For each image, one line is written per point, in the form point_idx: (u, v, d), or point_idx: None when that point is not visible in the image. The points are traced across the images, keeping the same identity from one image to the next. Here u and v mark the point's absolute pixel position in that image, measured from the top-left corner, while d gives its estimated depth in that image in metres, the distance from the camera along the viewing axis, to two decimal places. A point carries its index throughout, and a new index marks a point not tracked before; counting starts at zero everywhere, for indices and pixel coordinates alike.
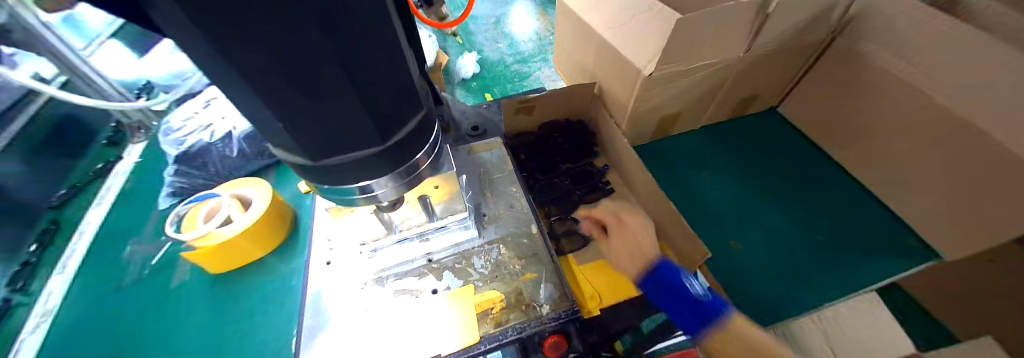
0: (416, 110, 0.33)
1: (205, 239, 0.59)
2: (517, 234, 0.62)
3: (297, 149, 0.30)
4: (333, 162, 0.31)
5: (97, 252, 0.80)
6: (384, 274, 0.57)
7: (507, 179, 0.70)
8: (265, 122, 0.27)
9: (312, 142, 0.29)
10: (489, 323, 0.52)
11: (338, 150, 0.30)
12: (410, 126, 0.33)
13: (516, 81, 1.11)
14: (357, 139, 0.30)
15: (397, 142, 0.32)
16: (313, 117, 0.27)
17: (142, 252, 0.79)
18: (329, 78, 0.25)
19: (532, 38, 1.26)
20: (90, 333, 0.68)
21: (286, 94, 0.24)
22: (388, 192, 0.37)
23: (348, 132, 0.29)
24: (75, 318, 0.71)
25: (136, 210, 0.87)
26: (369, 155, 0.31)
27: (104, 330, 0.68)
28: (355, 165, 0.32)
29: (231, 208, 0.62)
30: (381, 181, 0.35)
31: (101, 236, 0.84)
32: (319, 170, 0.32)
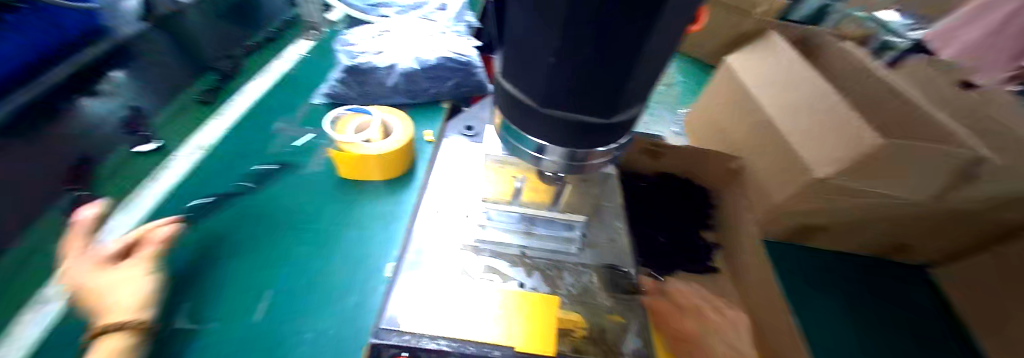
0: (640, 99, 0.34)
1: (348, 146, 0.64)
2: (612, 271, 0.60)
3: (538, 88, 0.31)
4: (551, 110, 0.32)
5: (255, 107, 0.83)
6: (481, 247, 0.59)
7: (615, 212, 0.68)
8: (534, 53, 0.28)
9: (561, 91, 0.30)
10: (567, 343, 0.50)
11: (570, 104, 0.31)
12: (630, 112, 0.33)
13: None
14: (596, 108, 0.30)
15: (617, 123, 0.33)
16: (581, 68, 0.27)
17: (291, 133, 0.79)
18: (621, 55, 0.25)
19: None
20: (249, 162, 0.72)
21: (578, 29, 0.24)
22: (556, 162, 0.38)
23: (590, 95, 0.29)
24: (234, 139, 0.76)
25: (298, 92, 0.88)
26: (589, 121, 0.32)
27: (272, 171, 0.71)
28: (568, 124, 0.32)
29: (374, 131, 0.67)
30: (557, 151, 0.37)
31: (256, 106, 0.84)
32: (536, 113, 0.33)
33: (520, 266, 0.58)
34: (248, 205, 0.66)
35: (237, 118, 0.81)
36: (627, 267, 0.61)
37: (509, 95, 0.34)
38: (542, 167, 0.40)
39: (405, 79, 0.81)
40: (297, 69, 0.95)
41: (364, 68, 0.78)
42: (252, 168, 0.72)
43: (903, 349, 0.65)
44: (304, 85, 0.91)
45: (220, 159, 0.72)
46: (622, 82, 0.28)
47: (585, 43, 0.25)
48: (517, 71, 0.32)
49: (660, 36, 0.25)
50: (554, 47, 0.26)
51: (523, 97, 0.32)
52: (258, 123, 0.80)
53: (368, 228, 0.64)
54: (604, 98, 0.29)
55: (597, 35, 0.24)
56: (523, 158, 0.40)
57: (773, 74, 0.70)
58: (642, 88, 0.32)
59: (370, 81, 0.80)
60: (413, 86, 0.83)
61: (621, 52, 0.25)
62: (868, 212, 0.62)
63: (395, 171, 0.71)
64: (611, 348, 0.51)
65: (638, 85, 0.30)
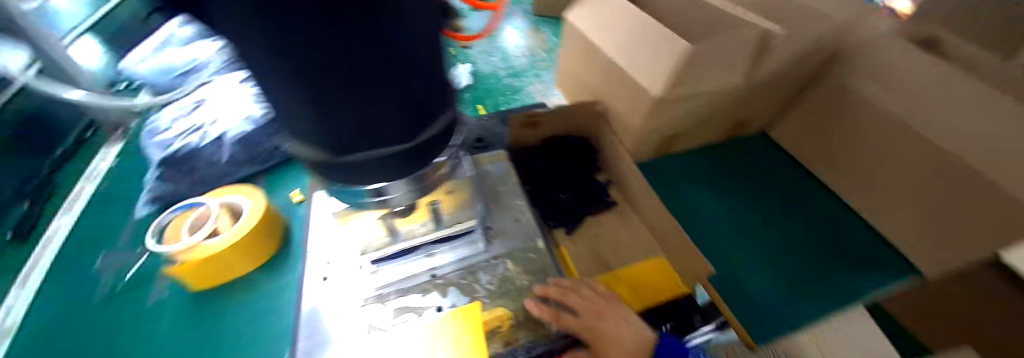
0: (444, 108, 0.33)
1: (188, 251, 0.56)
2: (523, 250, 0.61)
3: (320, 141, 0.28)
4: (352, 157, 0.30)
5: (74, 253, 0.70)
6: (385, 290, 0.55)
7: (511, 194, 0.68)
8: (293, 108, 0.26)
9: (345, 137, 0.28)
10: (498, 341, 0.51)
11: (364, 143, 0.29)
12: (436, 127, 0.32)
13: (509, 95, 1.18)
14: (388, 138, 0.29)
15: (425, 142, 0.32)
16: (342, 107, 0.25)
17: (120, 261, 0.68)
18: (368, 78, 0.24)
19: (524, 53, 1.34)
20: (84, 321, 0.61)
21: (308, 74, 0.23)
22: (400, 196, 0.38)
23: (375, 129, 0.28)
24: (54, 305, 0.64)
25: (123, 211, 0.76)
26: (394, 152, 0.30)
27: (118, 316, 0.61)
28: (375, 163, 0.30)
29: (217, 220, 0.59)
30: (395, 185, 0.36)
31: (62, 252, 0.71)
32: (336, 165, 0.30)
33: (433, 290, 0.56)
34: None
35: (51, 277, 0.67)
36: (535, 241, 0.62)
37: (305, 158, 0.31)
38: (390, 205, 0.39)
39: (243, 146, 0.72)
40: (117, 183, 0.81)
41: (185, 153, 0.68)
42: (87, 327, 0.61)
43: (773, 206, 0.76)
44: (125, 205, 0.78)
45: (44, 335, 0.60)
46: (398, 104, 0.27)
47: (327, 85, 0.24)
48: (300, 132, 0.29)
49: (398, 48, 0.24)
50: (295, 93, 0.24)
51: (315, 155, 0.30)
52: (78, 273, 0.67)
53: (252, 327, 0.58)
54: (392, 126, 0.28)
55: (331, 73, 0.23)
56: (365, 203, 0.39)
57: (598, 14, 0.74)
58: (434, 100, 0.31)
59: (200, 165, 0.70)
60: (257, 151, 0.74)
61: (367, 77, 0.24)
62: (711, 107, 0.70)
63: (268, 249, 0.64)
64: (539, 325, 0.53)
65: (424, 100, 0.30)
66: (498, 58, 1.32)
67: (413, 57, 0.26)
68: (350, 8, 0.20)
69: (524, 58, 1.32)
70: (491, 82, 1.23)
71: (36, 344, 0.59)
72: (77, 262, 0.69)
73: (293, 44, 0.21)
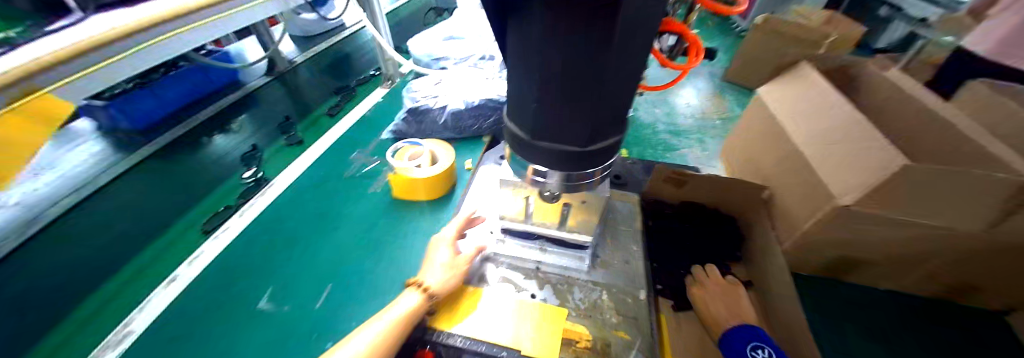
0: (615, 132, 0.41)
1: (402, 171, 0.77)
2: (624, 291, 0.62)
3: (528, 124, 0.39)
4: (540, 142, 0.40)
5: (339, 141, 1.03)
6: (499, 259, 0.66)
7: (631, 236, 0.71)
8: (522, 97, 0.38)
9: (548, 126, 0.38)
10: (569, 351, 0.55)
11: (553, 136, 0.38)
12: (604, 144, 0.40)
13: (660, 150, 1.17)
14: (574, 138, 0.38)
15: (599, 149, 0.40)
16: (556, 107, 0.36)
17: (362, 161, 0.96)
18: (586, 87, 0.33)
19: (694, 116, 1.31)
20: (329, 184, 0.89)
21: (550, 77, 0.34)
22: (555, 183, 0.46)
23: (568, 129, 0.37)
24: (319, 166, 0.95)
25: (371, 128, 1.08)
26: (569, 149, 0.39)
27: (346, 191, 0.87)
28: (556, 152, 0.40)
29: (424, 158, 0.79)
30: (556, 173, 0.44)
31: (340, 139, 1.03)
32: (530, 144, 0.41)
33: (534, 279, 0.64)
34: (324, 215, 0.81)
35: (323, 149, 1.00)
36: (639, 289, 0.62)
37: (511, 133, 0.43)
38: (545, 189, 0.48)
39: (453, 117, 0.94)
40: (371, 111, 1.15)
41: (421, 108, 0.94)
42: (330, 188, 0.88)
43: None
44: (375, 123, 1.10)
45: (309, 180, 0.90)
46: (590, 117, 0.36)
47: (556, 88, 0.34)
48: (515, 114, 0.41)
49: (609, 79, 0.33)
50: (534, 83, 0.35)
51: (519, 132, 0.41)
52: (337, 154, 0.98)
53: (414, 241, 0.75)
54: (582, 130, 0.37)
55: (563, 80, 0.33)
56: (527, 179, 0.48)
57: (802, 101, 0.69)
58: (612, 123, 0.39)
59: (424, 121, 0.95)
60: (459, 123, 0.96)
61: (583, 91, 0.34)
62: (920, 248, 0.58)
63: (438, 192, 0.82)
64: None
65: (607, 121, 0.38)
66: (664, 113, 1.33)
67: (614, 88, 0.35)
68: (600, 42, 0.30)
69: (691, 120, 1.29)
70: (647, 132, 1.25)
71: (306, 186, 0.88)
72: (338, 147, 1.01)
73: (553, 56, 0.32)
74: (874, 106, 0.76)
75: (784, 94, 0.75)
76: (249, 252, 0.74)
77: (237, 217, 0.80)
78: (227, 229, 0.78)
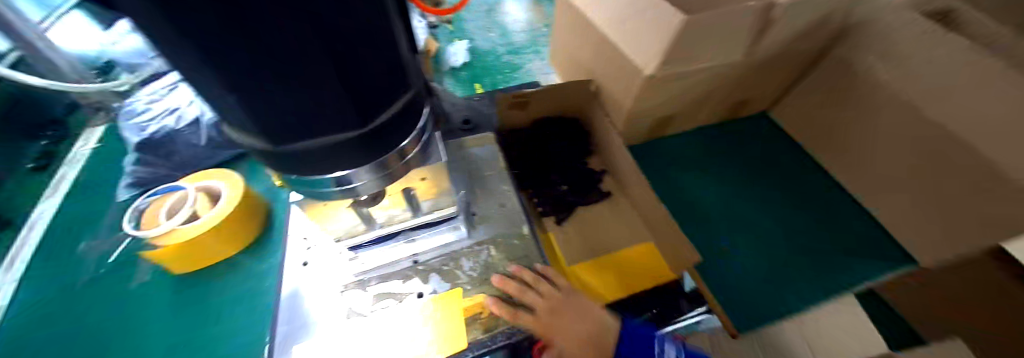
0: (401, 92, 0.31)
1: (170, 236, 0.55)
2: (507, 236, 0.60)
3: (258, 129, 0.26)
4: (295, 146, 0.28)
5: (57, 241, 0.73)
6: (367, 276, 0.54)
7: (498, 178, 0.67)
8: (220, 95, 0.24)
9: (286, 124, 0.26)
10: (477, 328, 0.50)
11: (308, 130, 0.27)
12: (389, 112, 0.30)
13: (508, 73, 1.14)
14: (338, 124, 0.27)
15: (382, 123, 0.30)
16: (281, 94, 0.24)
17: (101, 248, 0.70)
18: (304, 59, 0.22)
19: (526, 28, 1.29)
20: (70, 306, 0.64)
21: (231, 54, 0.21)
22: (369, 183, 0.35)
23: (320, 115, 0.26)
24: (37, 291, 0.66)
25: (100, 201, 0.78)
26: (347, 137, 0.29)
27: (101, 303, 0.63)
28: (327, 147, 0.29)
29: (195, 202, 0.58)
30: (361, 172, 0.33)
31: (58, 236, 0.73)
32: (284, 153, 0.29)
33: (413, 277, 0.55)
34: (79, 352, 0.58)
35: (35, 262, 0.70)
36: (522, 226, 0.61)
37: (253, 148, 0.29)
38: (358, 194, 0.36)
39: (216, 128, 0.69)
40: (96, 174, 0.83)
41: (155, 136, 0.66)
42: (72, 313, 0.63)
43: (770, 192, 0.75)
44: (104, 193, 0.80)
45: (29, 320, 0.63)
46: (345, 89, 0.25)
47: (253, 65, 0.21)
48: (233, 120, 0.27)
49: (337, 32, 0.23)
50: (217, 78, 0.22)
51: (258, 143, 0.28)
52: (62, 261, 0.70)
53: (231, 314, 0.60)
54: (343, 110, 0.27)
55: (257, 53, 0.21)
56: (335, 196, 0.36)
57: None
58: (389, 85, 0.29)
59: (173, 148, 0.68)
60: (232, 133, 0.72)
61: (300, 65, 0.23)
62: (708, 87, 0.68)
63: (246, 235, 0.63)
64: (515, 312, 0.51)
65: (376, 85, 0.28)
66: (498, 35, 1.27)
67: (354, 41, 0.24)
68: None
69: (524, 35, 1.27)
70: (491, 59, 1.19)
71: (26, 325, 0.63)
72: (57, 252, 0.71)
73: (193, 21, 0.19)
74: None
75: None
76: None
77: None
78: None
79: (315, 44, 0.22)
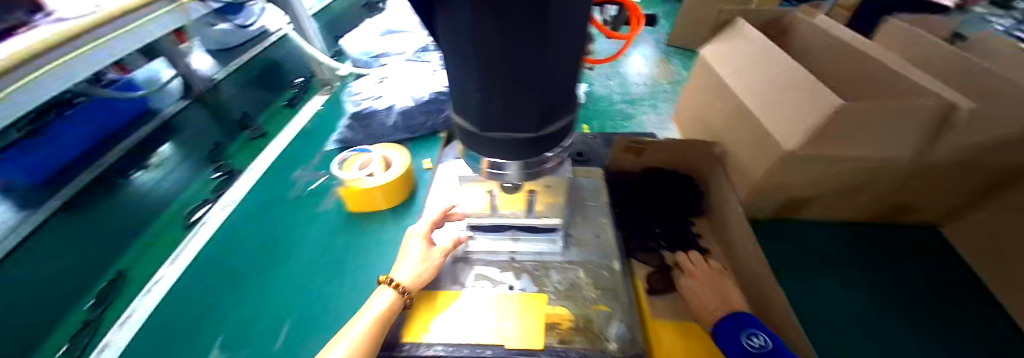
0: (568, 113, 0.39)
1: (355, 183, 0.72)
2: (598, 265, 0.63)
3: (473, 115, 0.36)
4: (492, 135, 0.37)
5: (277, 158, 0.95)
6: (474, 257, 0.64)
7: (601, 210, 0.71)
8: (464, 87, 0.35)
9: (493, 116, 0.36)
10: (553, 336, 0.54)
11: (505, 125, 0.36)
12: (556, 127, 0.38)
13: (618, 120, 1.19)
14: (525, 125, 0.36)
15: (550, 132, 0.38)
16: (502, 95, 0.33)
17: (307, 178, 0.90)
18: (530, 75, 0.31)
19: (647, 83, 1.34)
20: (274, 207, 0.83)
21: (494, 63, 0.30)
22: (516, 174, 0.44)
23: (516, 117, 0.35)
24: (259, 190, 0.88)
25: (312, 139, 1.01)
26: (523, 138, 0.37)
27: (295, 213, 0.81)
28: (509, 142, 0.37)
29: (376, 165, 0.75)
30: (515, 165, 0.43)
31: (279, 156, 0.96)
32: (481, 137, 0.38)
33: (511, 271, 0.63)
34: (272, 244, 0.76)
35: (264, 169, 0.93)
36: (613, 260, 0.63)
37: (459, 128, 0.40)
38: (505, 181, 0.46)
39: (402, 116, 0.89)
40: (312, 121, 1.08)
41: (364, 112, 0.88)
42: (276, 213, 0.82)
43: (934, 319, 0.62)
44: (316, 134, 1.03)
45: (248, 207, 0.84)
46: (539, 102, 0.34)
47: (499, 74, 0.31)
48: (460, 108, 0.38)
49: (555, 61, 0.32)
50: (472, 76, 0.32)
51: (468, 126, 0.38)
52: (278, 174, 0.92)
53: (377, 254, 0.72)
54: (532, 116, 0.35)
55: (505, 65, 0.30)
56: (486, 176, 0.47)
57: (741, 57, 0.72)
58: (562, 107, 0.38)
59: (370, 124, 0.89)
60: (411, 122, 0.91)
61: (525, 78, 0.31)
62: (858, 178, 0.62)
63: (398, 197, 0.78)
64: (597, 338, 0.53)
65: (557, 105, 0.36)
66: (616, 84, 1.34)
67: (559, 68, 0.33)
68: (536, 28, 0.28)
69: (644, 88, 1.32)
70: (605, 104, 1.26)
71: (248, 211, 0.83)
72: (275, 165, 0.94)
73: (481, 38, 0.29)
74: (807, 53, 0.80)
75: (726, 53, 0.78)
76: (194, 298, 0.69)
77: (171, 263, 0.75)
78: (162, 279, 0.72)
79: (541, 65, 0.31)
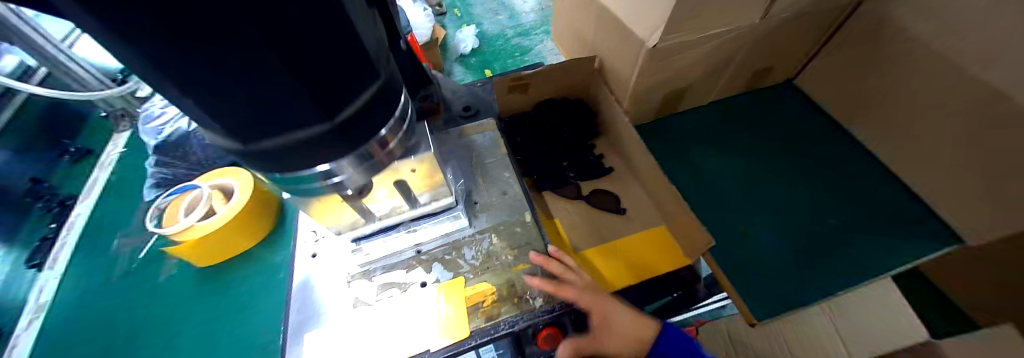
0: (370, 76, 0.28)
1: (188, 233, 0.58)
2: (509, 224, 0.58)
3: (218, 129, 0.24)
4: (260, 147, 0.26)
5: (82, 236, 0.81)
6: (373, 266, 0.55)
7: (499, 165, 0.66)
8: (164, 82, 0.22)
9: (244, 122, 0.24)
10: (479, 316, 0.49)
11: (273, 131, 0.25)
12: (358, 101, 0.27)
13: (518, 56, 1.11)
14: (299, 119, 0.24)
15: (353, 115, 0.27)
16: (219, 83, 0.21)
17: (132, 246, 0.77)
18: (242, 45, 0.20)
19: (535, 8, 1.25)
20: (98, 295, 0.71)
21: (150, 43, 0.18)
22: (353, 174, 0.34)
23: (278, 112, 0.24)
24: (70, 283, 0.74)
25: (127, 199, 0.86)
26: (313, 133, 0.26)
27: (128, 293, 0.71)
28: (294, 147, 0.26)
29: (211, 201, 0.61)
30: (343, 166, 0.32)
31: (84, 232, 0.81)
32: (254, 154, 0.27)
33: (418, 265, 0.55)
34: (111, 338, 0.66)
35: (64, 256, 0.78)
36: (524, 213, 0.59)
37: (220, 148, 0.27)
38: (346, 185, 0.36)
39: None
40: (119, 174, 0.90)
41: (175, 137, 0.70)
42: (108, 300, 0.71)
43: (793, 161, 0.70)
44: (129, 190, 0.88)
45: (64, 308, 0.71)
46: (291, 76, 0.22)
47: (187, 59, 0.19)
48: (199, 125, 0.25)
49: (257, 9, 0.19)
50: (155, 73, 0.20)
51: (224, 143, 0.26)
52: (91, 254, 0.78)
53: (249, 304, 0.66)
54: (301, 103, 0.24)
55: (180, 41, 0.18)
56: (322, 189, 0.36)
57: None
58: (353, 71, 0.26)
59: (189, 150, 0.72)
60: None
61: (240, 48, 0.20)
62: (722, 56, 0.62)
63: (260, 230, 0.66)
64: (521, 300, 0.50)
65: (344, 75, 0.25)
66: (506, 17, 1.24)
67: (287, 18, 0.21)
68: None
69: (535, 16, 1.23)
70: (502, 41, 1.17)
71: (71, 311, 0.70)
72: (82, 245, 0.79)
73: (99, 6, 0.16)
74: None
75: None
76: None
77: None
78: None
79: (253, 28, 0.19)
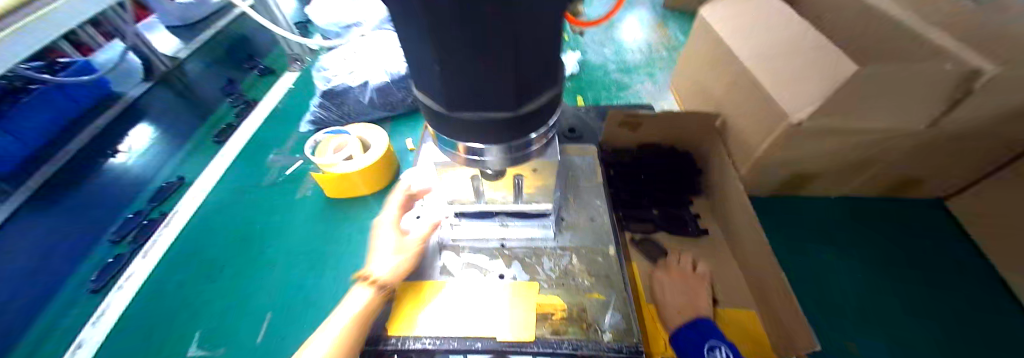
0: (549, 84, 0.34)
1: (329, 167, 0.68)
2: (592, 249, 0.60)
3: (439, 93, 0.31)
4: (465, 116, 0.33)
5: (249, 141, 0.92)
6: (461, 244, 0.61)
7: (594, 191, 0.67)
8: (423, 57, 0.29)
9: (461, 95, 0.31)
10: (546, 327, 0.51)
11: (475, 106, 0.31)
12: (540, 101, 0.33)
13: (616, 91, 1.13)
14: (498, 104, 0.31)
15: (531, 111, 0.33)
16: (466, 66, 0.28)
17: (282, 162, 0.86)
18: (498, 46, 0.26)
19: (646, 50, 1.27)
20: (245, 193, 0.80)
21: (447, 31, 0.25)
22: (496, 160, 0.39)
23: (488, 96, 0.30)
24: (228, 177, 0.85)
25: (285, 121, 0.97)
26: (502, 116, 0.32)
27: (267, 199, 0.78)
28: (482, 123, 0.33)
29: (353, 147, 0.70)
30: (493, 149, 0.37)
31: (250, 139, 0.93)
32: (449, 117, 0.34)
33: (499, 258, 0.59)
34: (244, 233, 0.73)
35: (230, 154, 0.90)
36: (609, 244, 0.60)
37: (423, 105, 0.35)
38: (486, 166, 0.41)
39: (378, 92, 0.84)
40: (285, 99, 1.03)
41: (336, 89, 0.82)
42: (250, 200, 0.79)
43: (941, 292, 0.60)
44: (291, 114, 0.99)
45: (217, 195, 0.81)
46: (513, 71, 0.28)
47: (460, 45, 0.26)
48: (421, 86, 0.33)
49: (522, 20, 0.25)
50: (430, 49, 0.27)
51: (432, 104, 0.34)
52: (249, 158, 0.88)
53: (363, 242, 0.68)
54: (506, 94, 0.30)
55: (465, 33, 0.25)
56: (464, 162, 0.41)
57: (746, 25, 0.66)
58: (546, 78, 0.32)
59: (344, 101, 0.84)
60: (387, 99, 0.86)
61: (495, 47, 0.26)
62: (864, 152, 0.59)
63: (379, 182, 0.74)
64: (588, 327, 0.51)
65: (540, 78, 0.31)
66: (613, 51, 1.27)
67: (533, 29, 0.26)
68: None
69: (641, 56, 1.25)
70: (603, 73, 1.20)
71: (221, 200, 0.80)
72: (245, 149, 0.90)
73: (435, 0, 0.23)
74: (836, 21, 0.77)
75: (728, 19, 0.72)
76: (168, 294, 0.66)
77: (140, 259, 0.71)
78: (131, 276, 0.69)
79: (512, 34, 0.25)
